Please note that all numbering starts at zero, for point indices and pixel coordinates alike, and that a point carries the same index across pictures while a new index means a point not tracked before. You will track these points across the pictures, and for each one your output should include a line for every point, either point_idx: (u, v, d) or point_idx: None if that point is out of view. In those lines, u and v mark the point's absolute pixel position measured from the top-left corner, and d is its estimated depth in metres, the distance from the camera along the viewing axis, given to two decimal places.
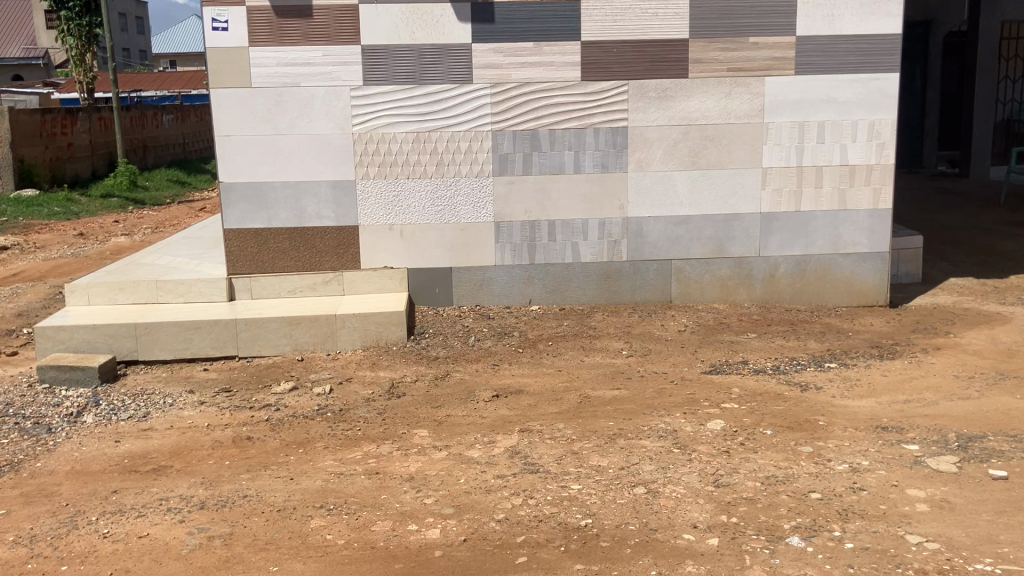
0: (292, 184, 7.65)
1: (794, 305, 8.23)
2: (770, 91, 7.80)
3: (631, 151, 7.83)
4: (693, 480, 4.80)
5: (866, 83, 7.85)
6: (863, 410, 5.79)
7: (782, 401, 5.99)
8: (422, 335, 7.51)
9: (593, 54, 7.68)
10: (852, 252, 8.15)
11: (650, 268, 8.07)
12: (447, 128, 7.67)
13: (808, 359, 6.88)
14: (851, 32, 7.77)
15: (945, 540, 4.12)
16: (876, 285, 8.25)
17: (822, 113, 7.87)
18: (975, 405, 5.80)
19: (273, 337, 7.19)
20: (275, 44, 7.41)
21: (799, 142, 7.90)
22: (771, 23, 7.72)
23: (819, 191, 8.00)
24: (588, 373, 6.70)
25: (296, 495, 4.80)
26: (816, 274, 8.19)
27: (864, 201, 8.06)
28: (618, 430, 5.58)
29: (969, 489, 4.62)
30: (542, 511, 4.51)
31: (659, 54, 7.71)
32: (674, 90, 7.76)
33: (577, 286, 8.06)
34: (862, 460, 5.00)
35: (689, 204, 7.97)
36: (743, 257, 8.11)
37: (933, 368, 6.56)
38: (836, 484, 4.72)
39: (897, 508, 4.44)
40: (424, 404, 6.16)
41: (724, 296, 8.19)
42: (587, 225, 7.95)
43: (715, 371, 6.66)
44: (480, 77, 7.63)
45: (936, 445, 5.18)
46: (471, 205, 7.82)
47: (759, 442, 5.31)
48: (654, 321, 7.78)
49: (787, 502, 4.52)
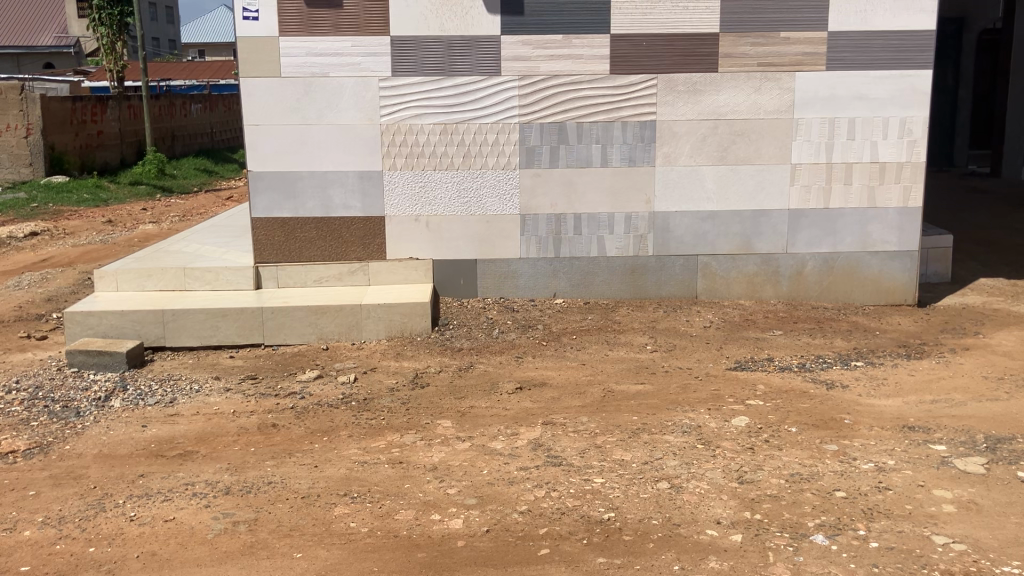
0: (320, 174, 7.68)
1: (820, 302, 8.17)
2: (800, 86, 7.73)
3: (659, 145, 7.79)
4: (717, 476, 4.78)
5: (898, 79, 7.76)
6: (890, 409, 5.74)
7: (808, 399, 5.96)
8: (447, 326, 7.52)
9: (623, 47, 7.65)
10: (881, 250, 8.08)
11: (676, 263, 8.04)
12: (474, 120, 7.66)
13: (835, 357, 6.82)
14: (884, 28, 7.69)
15: (973, 541, 4.08)
16: (905, 284, 8.16)
17: (853, 110, 7.79)
18: (1005, 406, 5.73)
19: (299, 326, 7.24)
20: (305, 35, 7.44)
21: (829, 139, 7.83)
22: (803, 18, 7.66)
23: (849, 188, 7.93)
24: (612, 367, 6.69)
25: (321, 482, 4.83)
26: (843, 272, 8.13)
27: (893, 199, 7.98)
28: (642, 424, 5.57)
29: (997, 490, 4.57)
30: (566, 503, 4.51)
31: (689, 48, 7.66)
32: (703, 84, 7.71)
33: (603, 280, 8.04)
34: (888, 460, 4.97)
35: (716, 199, 7.93)
36: (769, 254, 8.05)
37: (962, 369, 6.49)
38: (861, 483, 4.69)
39: (924, 508, 4.40)
40: (447, 395, 6.18)
41: (749, 292, 8.14)
42: (613, 219, 7.92)
43: (740, 368, 6.62)
44: (508, 69, 7.63)
45: (964, 445, 5.13)
46: (497, 197, 7.82)
47: (784, 439, 5.28)
48: (679, 317, 7.75)
49: (812, 500, 4.50)
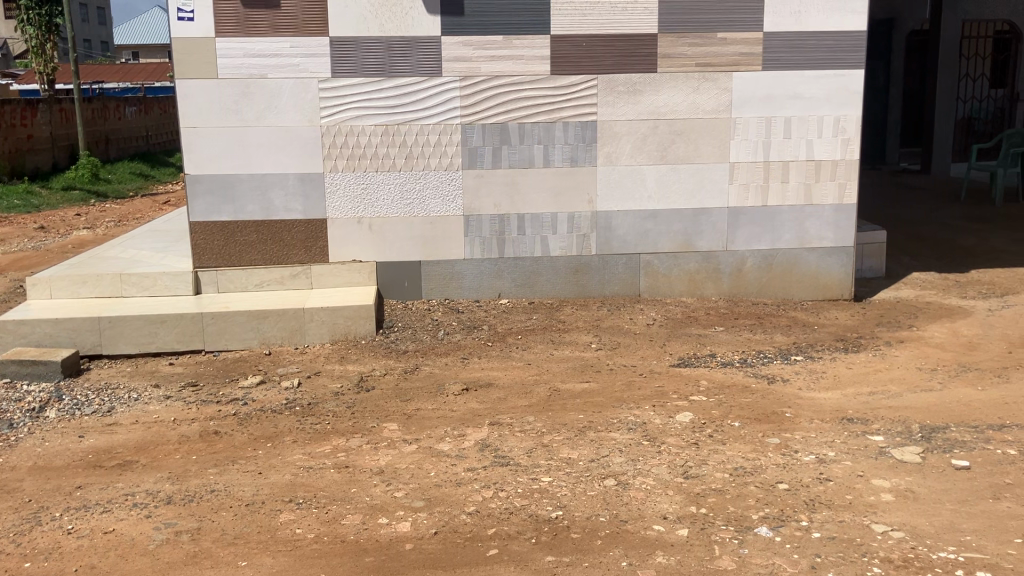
0: (260, 176, 7.58)
1: (760, 298, 8.31)
2: (737, 86, 7.85)
3: (600, 145, 7.85)
4: (663, 471, 4.83)
5: (831, 79, 7.93)
6: (829, 402, 5.86)
7: (749, 393, 6.05)
8: (391, 329, 7.48)
9: (563, 48, 7.68)
10: (818, 246, 8.24)
11: (619, 262, 8.11)
12: (416, 120, 7.63)
13: (775, 352, 6.94)
14: (817, 28, 7.84)
15: (910, 529, 4.18)
16: (841, 280, 8.34)
17: (788, 109, 7.94)
18: (940, 396, 5.89)
19: (240, 331, 7.12)
20: (242, 36, 7.33)
21: (766, 138, 7.96)
22: (739, 19, 7.77)
23: (786, 186, 8.08)
24: (558, 366, 6.72)
25: (265, 489, 4.76)
26: (782, 268, 8.27)
27: (829, 196, 8.15)
28: (588, 423, 5.60)
29: (933, 478, 4.69)
30: (513, 503, 4.51)
31: (629, 49, 7.73)
32: (643, 84, 7.78)
33: (547, 280, 8.07)
34: (828, 451, 5.07)
35: (657, 198, 8.01)
36: (710, 251, 8.16)
37: (897, 361, 6.66)
38: (803, 475, 4.77)
39: (864, 498, 4.50)
40: (393, 398, 6.14)
41: (691, 289, 8.24)
42: (556, 219, 7.96)
43: (683, 364, 6.70)
44: (449, 70, 7.61)
45: (900, 436, 5.26)
46: (440, 198, 7.79)
47: (727, 434, 5.35)
48: (623, 315, 7.81)
49: (755, 493, 4.57)
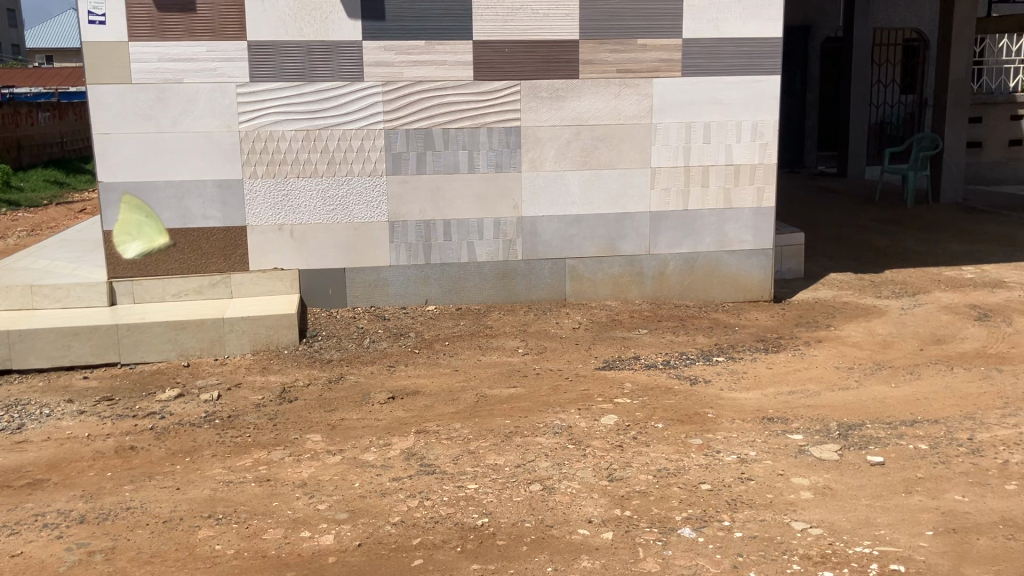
0: (177, 184, 7.40)
1: (683, 300, 8.42)
2: (658, 92, 7.95)
3: (524, 151, 7.87)
4: (588, 475, 4.85)
5: (748, 85, 8.08)
6: (750, 402, 5.96)
7: (673, 395, 6.12)
8: (314, 338, 7.36)
9: (485, 54, 7.67)
10: (738, 249, 8.39)
11: (545, 267, 8.13)
12: (338, 126, 7.55)
13: (697, 353, 7.04)
14: (735, 35, 7.98)
15: (828, 525, 4.27)
16: (760, 281, 8.50)
17: (708, 114, 8.07)
18: (855, 394, 6.04)
19: (158, 342, 6.93)
20: (157, 40, 7.15)
21: (686, 143, 8.08)
22: (659, 25, 7.86)
23: (706, 190, 8.21)
24: (484, 372, 6.70)
25: (183, 505, 4.63)
26: (704, 271, 8.40)
27: (747, 199, 8.31)
28: (514, 428, 5.59)
29: (849, 475, 4.81)
30: (439, 512, 4.48)
31: (551, 55, 7.76)
32: (565, 90, 7.83)
33: (473, 285, 8.05)
34: (749, 451, 5.15)
35: (581, 203, 8.06)
36: (634, 255, 8.24)
37: (815, 360, 6.81)
38: (725, 475, 4.84)
39: (784, 496, 4.58)
40: (316, 408, 6.04)
41: (616, 293, 8.31)
42: (481, 225, 7.95)
43: (608, 368, 6.74)
44: (371, 75, 7.53)
45: (818, 433, 5.38)
46: (363, 204, 7.71)
47: (652, 435, 5.40)
48: (549, 319, 7.83)
49: (679, 494, 4.61)
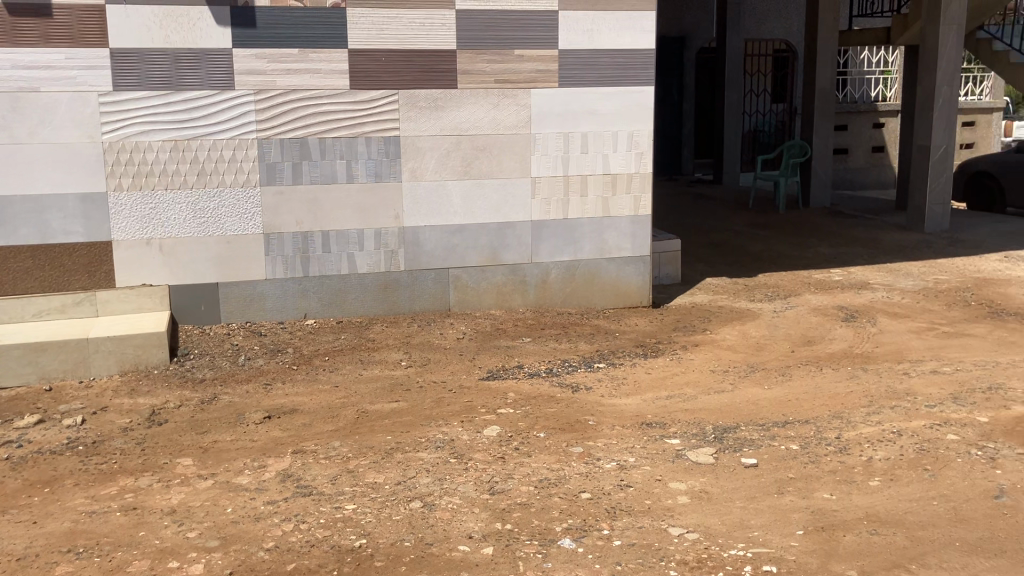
0: (34, 197, 7.00)
1: (565, 308, 8.47)
2: (536, 102, 7.99)
3: (403, 161, 7.77)
4: (469, 489, 4.80)
5: (624, 96, 8.21)
6: (630, 408, 6.03)
7: (555, 404, 6.14)
8: (187, 356, 7.08)
9: (361, 63, 7.55)
10: (617, 256, 8.51)
11: (427, 277, 8.05)
12: (208, 136, 7.30)
13: (579, 360, 7.09)
14: (610, 47, 8.10)
15: (704, 529, 4.35)
16: (640, 287, 8.64)
17: (585, 124, 8.16)
18: (730, 397, 6.19)
19: (16, 366, 6.54)
20: (9, 46, 6.75)
21: (565, 152, 8.15)
22: (536, 36, 7.90)
23: (585, 199, 8.30)
24: (365, 387, 6.57)
25: (39, 541, 4.36)
26: (585, 278, 8.48)
27: (626, 207, 8.44)
28: (395, 444, 5.49)
29: (724, 478, 4.91)
30: (315, 535, 4.35)
31: (428, 65, 7.70)
32: (443, 100, 7.78)
33: (354, 298, 7.90)
34: (628, 457, 5.20)
35: (462, 213, 8.02)
36: (516, 264, 8.25)
37: (693, 364, 6.96)
38: (604, 483, 4.87)
39: (661, 502, 4.64)
40: (188, 431, 5.80)
41: (499, 302, 8.30)
42: (361, 236, 7.81)
43: (491, 378, 6.72)
44: (242, 84, 7.31)
45: (695, 437, 5.48)
46: (237, 217, 7.48)
47: (533, 446, 5.40)
48: (432, 330, 7.76)
49: (559, 504, 4.62)
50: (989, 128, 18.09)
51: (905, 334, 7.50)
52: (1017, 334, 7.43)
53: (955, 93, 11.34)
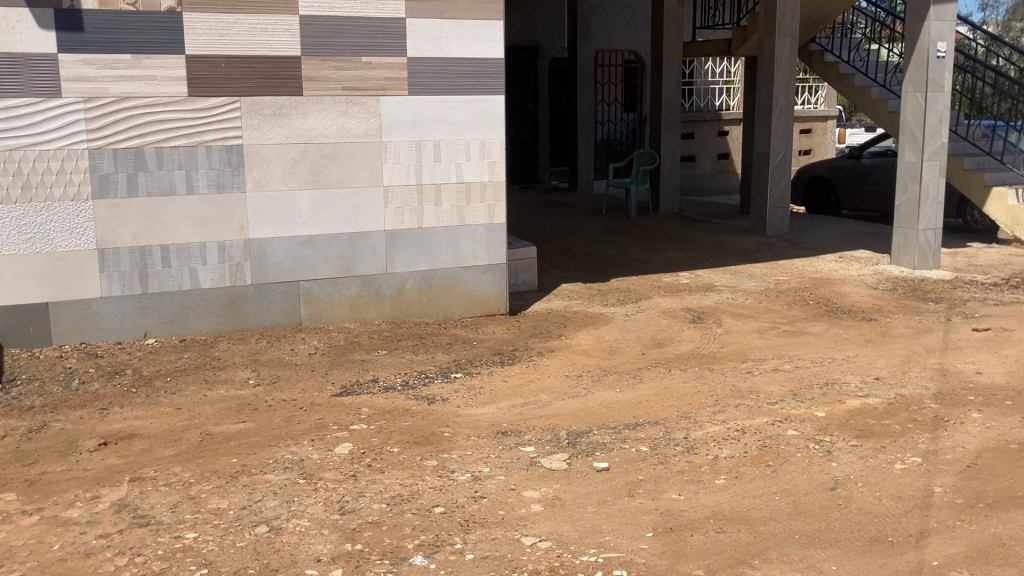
0: None
1: (422, 318, 8.38)
2: (385, 110, 7.88)
3: (248, 170, 7.51)
4: (318, 510, 4.65)
5: (474, 103, 8.20)
6: (485, 417, 6.00)
7: (409, 416, 6.04)
8: (13, 383, 6.60)
9: (200, 69, 7.24)
10: (473, 264, 8.48)
11: (276, 291, 7.80)
12: (33, 146, 6.84)
13: (435, 371, 7.01)
14: (458, 54, 8.07)
15: (557, 537, 4.35)
16: (496, 295, 8.64)
17: (436, 132, 8.10)
18: (584, 402, 6.25)
19: None
20: None
21: (417, 161, 8.07)
22: (383, 43, 7.79)
23: (439, 207, 8.24)
24: (211, 408, 6.29)
25: None
26: (441, 288, 8.41)
27: (480, 216, 8.43)
28: (241, 467, 5.26)
29: (577, 483, 4.93)
30: (152, 568, 4.10)
31: (271, 72, 7.47)
32: (289, 108, 7.57)
33: (199, 314, 7.57)
34: (482, 468, 5.16)
35: (312, 224, 7.82)
36: (370, 275, 8.10)
37: (547, 370, 6.99)
38: (458, 495, 4.81)
39: (515, 511, 4.62)
40: (12, 464, 5.38)
41: (353, 315, 8.12)
42: (205, 250, 7.50)
43: (345, 393, 6.55)
44: (70, 91, 6.89)
45: (549, 444, 5.49)
46: (67, 232, 7.04)
47: (386, 461, 5.28)
48: (283, 346, 7.51)
49: (411, 520, 4.52)
50: (824, 135, 19.13)
51: (749, 334, 7.78)
52: (851, 330, 7.84)
53: (791, 102, 11.91)
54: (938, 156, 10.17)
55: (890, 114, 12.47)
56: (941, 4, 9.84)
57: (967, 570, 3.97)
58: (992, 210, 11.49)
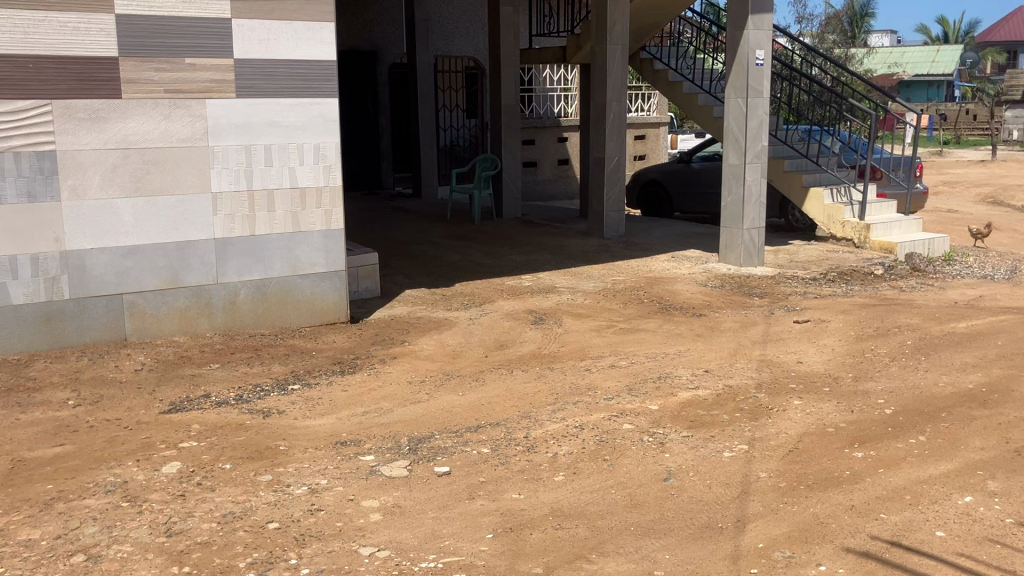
0: None
1: (257, 330, 8.11)
2: (212, 114, 7.58)
3: (62, 178, 7.06)
4: (142, 534, 4.39)
5: (307, 107, 8.01)
6: (324, 428, 5.85)
7: (243, 431, 5.82)
8: None
9: (4, 69, 6.75)
10: (310, 272, 8.27)
11: (98, 305, 7.37)
12: None
13: (271, 384, 6.79)
14: (288, 57, 7.86)
15: (396, 545, 4.27)
16: (335, 303, 8.45)
17: (268, 137, 7.87)
18: (425, 407, 6.19)
19: None
20: None
21: (248, 166, 7.81)
22: (208, 44, 7.50)
23: (272, 214, 8.01)
24: (24, 432, 5.84)
25: None
26: (277, 297, 8.16)
27: (316, 221, 8.24)
28: (57, 493, 4.91)
29: (417, 489, 4.87)
30: None
31: (86, 73, 7.05)
32: (107, 111, 7.16)
33: (10, 333, 7.05)
34: (320, 480, 5.02)
35: (136, 233, 7.43)
36: (200, 286, 7.77)
37: (389, 377, 6.89)
38: (294, 509, 4.66)
39: (353, 522, 4.51)
40: None
41: (183, 327, 7.77)
42: (15, 263, 6.98)
43: (175, 410, 6.24)
44: None
45: (389, 451, 5.41)
46: None
47: (217, 478, 5.06)
48: (106, 363, 7.09)
49: (244, 538, 4.34)
50: (658, 141, 19.85)
51: (588, 333, 7.94)
52: (683, 326, 8.12)
53: (624, 107, 12.26)
54: (760, 159, 10.71)
55: (716, 120, 13.04)
56: (758, 14, 10.37)
57: (789, 549, 4.16)
58: (811, 211, 12.16)
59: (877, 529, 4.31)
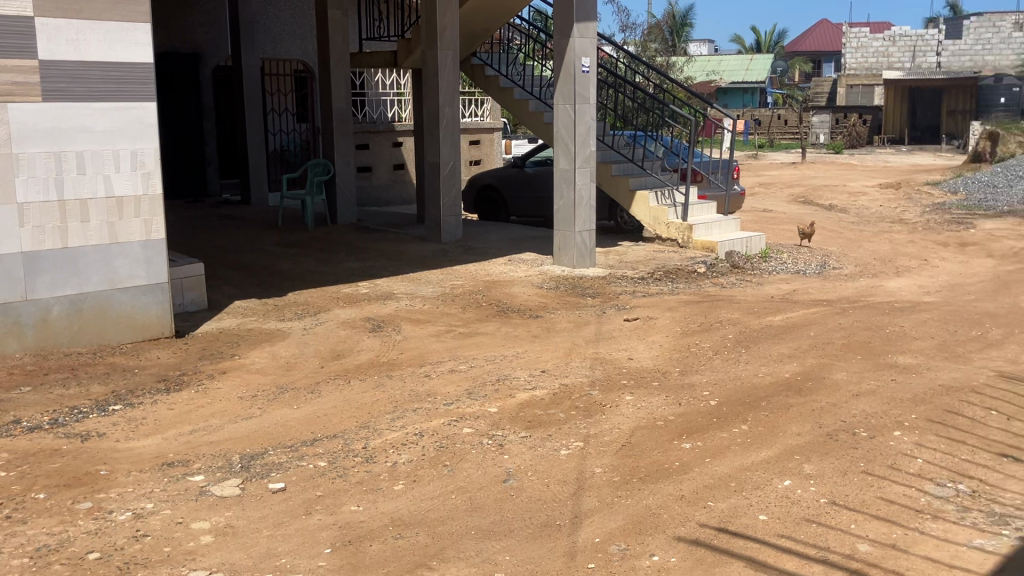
0: None
1: (73, 348, 7.61)
2: (15, 118, 7.07)
3: None
4: None
5: (123, 111, 7.60)
6: (149, 449, 5.55)
7: (59, 457, 5.44)
8: None
9: None
10: (130, 285, 7.83)
11: None
12: None
13: (90, 405, 6.38)
14: (99, 59, 7.43)
15: (229, 567, 4.10)
16: (159, 317, 8.04)
17: (79, 143, 7.41)
18: (257, 422, 5.99)
19: None
20: None
21: (57, 174, 7.34)
22: (8, 43, 6.99)
23: (86, 225, 7.55)
24: None
25: None
26: (94, 313, 7.69)
27: (135, 232, 7.82)
28: None
29: (251, 508, 4.70)
30: None
31: None
32: None
33: None
34: (145, 504, 4.76)
35: None
36: (6, 303, 7.22)
37: (219, 393, 6.63)
38: (117, 537, 4.40)
39: (182, 546, 4.30)
40: None
41: None
42: None
43: None
44: None
45: (220, 470, 5.20)
46: None
47: (30, 510, 4.71)
48: None
49: (60, 572, 4.06)
50: (491, 146, 20.07)
51: (426, 338, 7.91)
52: (520, 328, 8.23)
53: (456, 112, 12.32)
54: (589, 163, 11.01)
55: (546, 125, 13.31)
56: (583, 22, 10.67)
57: (623, 542, 4.28)
58: (638, 212, 12.64)
59: (705, 517, 4.51)
